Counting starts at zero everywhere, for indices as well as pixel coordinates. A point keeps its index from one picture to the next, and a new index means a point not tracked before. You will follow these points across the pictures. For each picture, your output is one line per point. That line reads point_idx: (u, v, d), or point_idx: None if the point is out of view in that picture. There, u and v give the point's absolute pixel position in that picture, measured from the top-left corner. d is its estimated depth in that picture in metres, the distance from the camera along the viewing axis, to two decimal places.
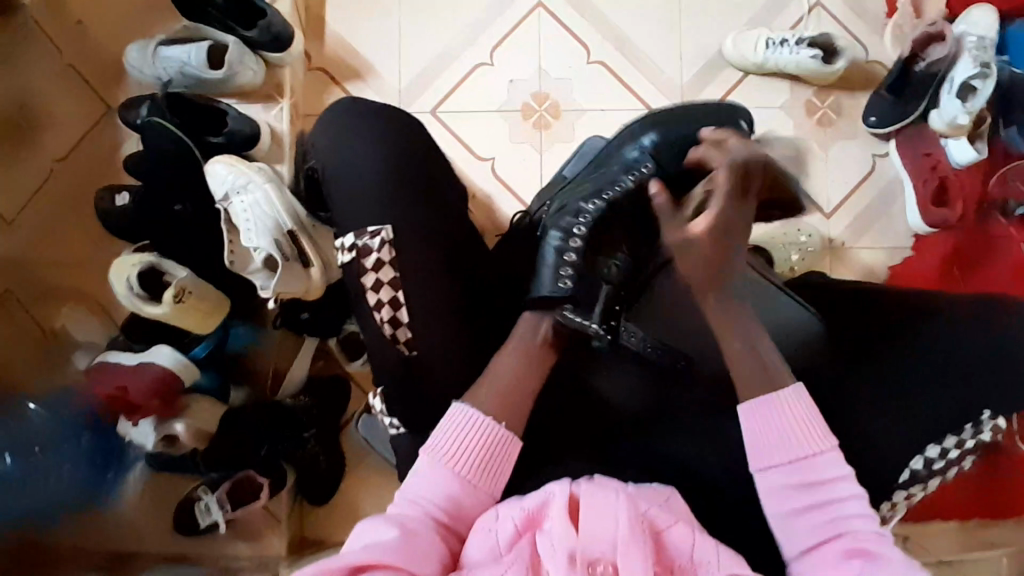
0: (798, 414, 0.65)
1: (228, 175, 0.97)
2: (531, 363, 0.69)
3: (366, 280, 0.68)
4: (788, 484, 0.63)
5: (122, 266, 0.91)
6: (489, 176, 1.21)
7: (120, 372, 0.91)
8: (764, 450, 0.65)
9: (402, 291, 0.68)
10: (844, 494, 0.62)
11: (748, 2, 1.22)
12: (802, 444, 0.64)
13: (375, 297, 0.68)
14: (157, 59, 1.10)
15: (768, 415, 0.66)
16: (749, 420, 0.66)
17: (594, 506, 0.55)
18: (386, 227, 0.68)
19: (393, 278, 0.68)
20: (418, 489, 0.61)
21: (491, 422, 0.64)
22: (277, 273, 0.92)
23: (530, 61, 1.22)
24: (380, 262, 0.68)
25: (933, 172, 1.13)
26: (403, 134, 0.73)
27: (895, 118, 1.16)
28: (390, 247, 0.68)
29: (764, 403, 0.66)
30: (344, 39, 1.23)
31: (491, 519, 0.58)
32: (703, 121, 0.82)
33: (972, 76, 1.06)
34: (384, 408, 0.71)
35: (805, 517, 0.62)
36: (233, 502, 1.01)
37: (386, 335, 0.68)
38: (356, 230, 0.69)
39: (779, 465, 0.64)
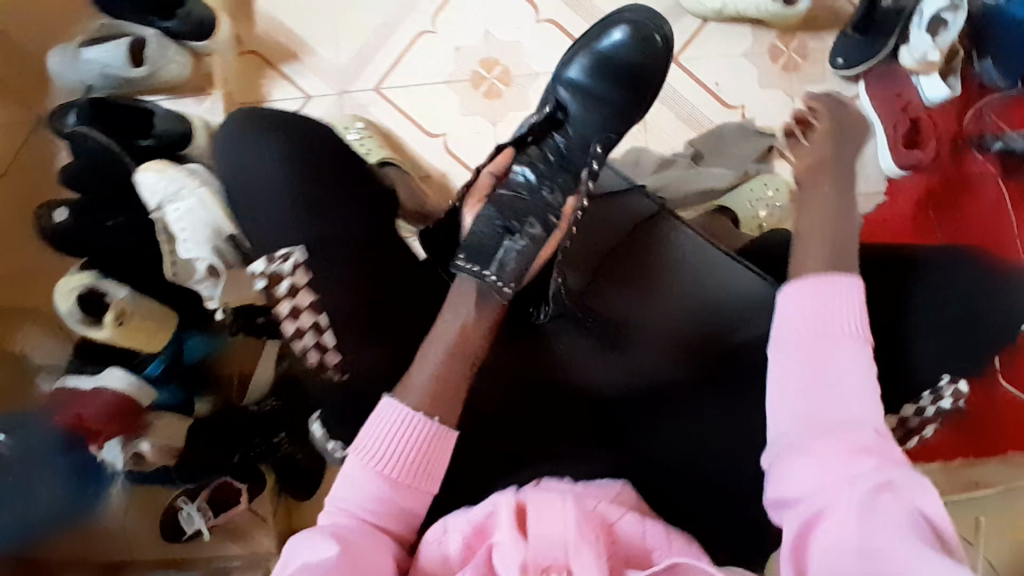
0: (847, 304, 0.59)
1: (159, 181, 0.91)
2: (460, 351, 0.63)
3: (283, 306, 0.65)
4: (796, 371, 0.57)
5: (62, 289, 0.86)
6: (442, 153, 1.15)
7: (76, 397, 0.88)
8: (792, 340, 0.58)
9: (322, 313, 0.65)
10: (866, 390, 0.56)
11: None
12: (837, 326, 0.58)
13: (295, 324, 0.65)
14: (79, 62, 1.01)
15: (806, 301, 0.60)
16: (788, 295, 0.60)
17: (540, 508, 0.55)
18: (298, 248, 0.65)
19: (312, 301, 0.65)
20: (345, 495, 0.56)
21: (420, 418, 0.58)
22: (223, 280, 0.89)
23: (475, 23, 1.15)
24: (295, 288, 0.65)
25: (904, 113, 1.08)
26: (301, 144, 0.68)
27: (863, 58, 1.09)
28: (304, 270, 0.65)
29: (817, 282, 0.60)
30: (276, 17, 1.16)
31: (437, 530, 0.56)
32: (636, 40, 0.77)
33: (942, 9, 1.02)
34: (327, 430, 0.67)
35: (804, 413, 0.56)
36: (215, 509, 1.03)
37: (313, 360, 0.66)
38: (265, 256, 0.66)
39: (805, 343, 0.58)
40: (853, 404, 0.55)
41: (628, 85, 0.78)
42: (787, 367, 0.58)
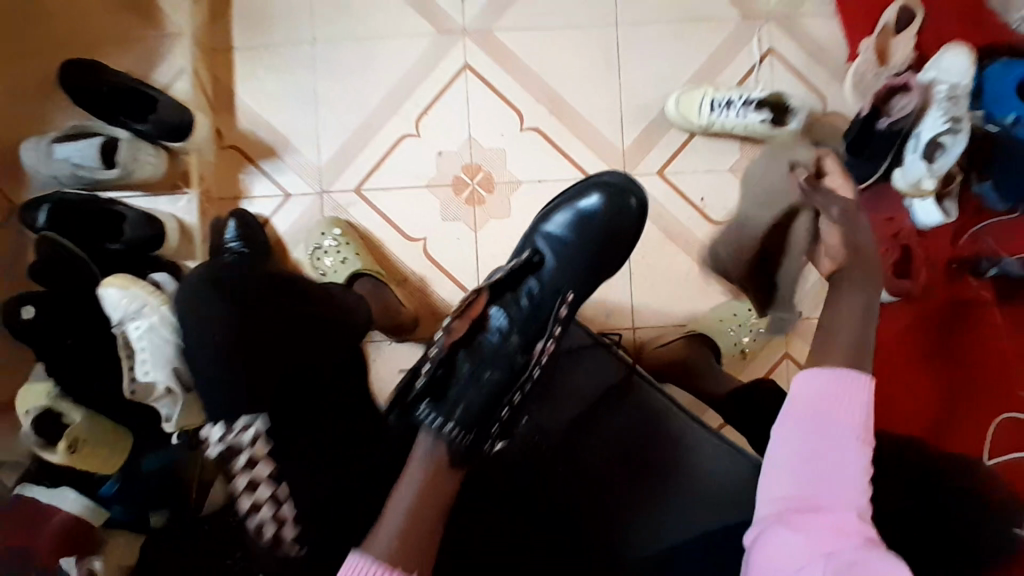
0: (855, 392, 0.68)
1: (122, 299, 0.90)
2: (429, 495, 0.63)
3: (239, 479, 0.67)
4: (802, 424, 0.67)
5: (24, 401, 0.88)
6: (420, 257, 1.13)
7: (22, 521, 0.87)
8: (804, 401, 0.68)
9: (279, 487, 0.68)
10: (851, 462, 0.65)
11: (692, 53, 1.12)
12: (833, 410, 0.67)
13: (251, 496, 0.67)
14: (52, 159, 1.01)
15: (831, 393, 0.67)
16: (808, 376, 0.69)
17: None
18: (256, 421, 0.68)
19: (271, 472, 0.68)
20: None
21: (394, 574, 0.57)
22: (180, 404, 0.88)
23: (459, 128, 1.13)
24: (253, 459, 0.68)
25: (894, 240, 1.06)
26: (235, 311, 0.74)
27: (859, 178, 1.07)
28: (263, 443, 0.68)
29: (841, 374, 0.68)
30: (259, 113, 1.14)
31: None
32: (605, 214, 0.83)
33: (941, 132, 0.99)
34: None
35: (797, 457, 0.66)
36: None
37: (266, 535, 0.68)
38: (223, 424, 0.69)
39: (795, 419, 0.67)
40: (847, 464, 0.65)
41: (601, 250, 0.82)
42: (793, 422, 0.67)
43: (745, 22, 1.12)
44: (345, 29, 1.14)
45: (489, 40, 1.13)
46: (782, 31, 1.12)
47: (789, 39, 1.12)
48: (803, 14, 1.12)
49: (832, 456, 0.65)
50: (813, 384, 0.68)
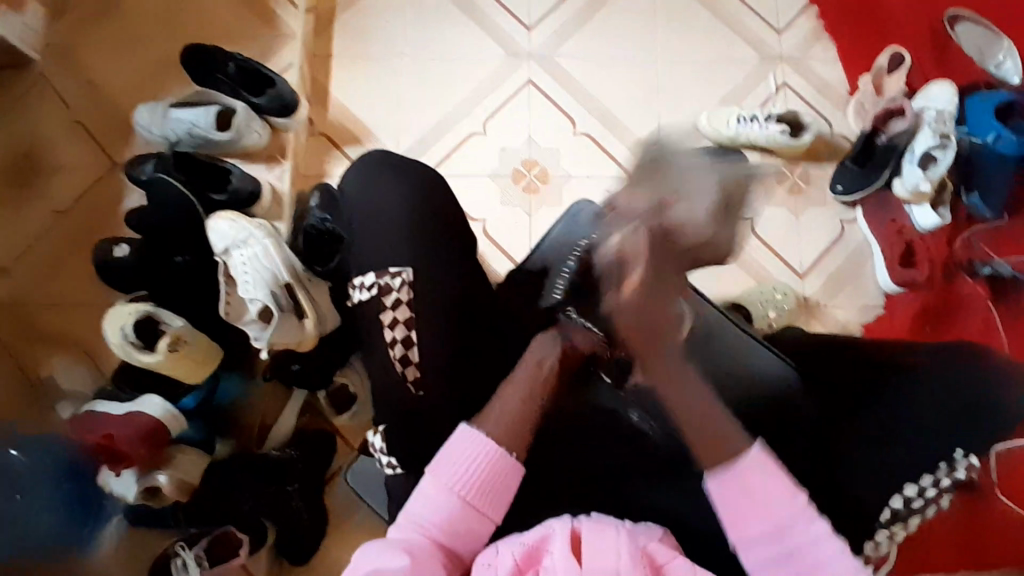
0: (751, 471, 0.66)
1: (230, 230, 1.00)
2: (532, 392, 0.72)
3: (384, 317, 0.74)
4: (761, 539, 0.65)
5: (118, 315, 0.93)
6: (480, 235, 1.26)
7: (106, 421, 0.92)
8: (740, 518, 0.66)
9: (416, 331, 0.74)
10: (817, 536, 0.64)
11: (719, 82, 1.33)
12: (771, 512, 0.65)
13: (391, 334, 0.74)
14: (167, 120, 1.15)
15: (740, 485, 0.66)
16: (715, 491, 0.67)
17: (596, 545, 0.59)
18: (406, 269, 0.76)
19: (408, 317, 0.74)
20: (423, 514, 0.65)
21: (502, 450, 0.67)
22: (273, 323, 0.95)
23: (520, 130, 1.31)
24: (398, 302, 0.74)
25: (899, 236, 1.21)
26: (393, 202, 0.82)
27: (860, 186, 1.24)
28: (408, 288, 0.75)
29: (728, 474, 0.66)
30: (347, 106, 1.31)
31: (490, 555, 0.61)
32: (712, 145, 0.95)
33: (931, 147, 1.15)
34: (385, 445, 0.74)
35: (775, 568, 0.64)
36: (211, 559, 0.98)
37: (396, 372, 0.73)
38: (377, 270, 0.76)
39: (753, 536, 0.65)
40: (809, 545, 0.64)
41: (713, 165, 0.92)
42: (756, 549, 0.65)
43: (763, 61, 1.35)
44: (429, 45, 1.34)
45: (549, 63, 1.34)
46: (794, 70, 1.34)
47: (800, 76, 1.34)
48: (811, 58, 1.35)
49: (802, 553, 0.64)
50: (727, 506, 0.66)
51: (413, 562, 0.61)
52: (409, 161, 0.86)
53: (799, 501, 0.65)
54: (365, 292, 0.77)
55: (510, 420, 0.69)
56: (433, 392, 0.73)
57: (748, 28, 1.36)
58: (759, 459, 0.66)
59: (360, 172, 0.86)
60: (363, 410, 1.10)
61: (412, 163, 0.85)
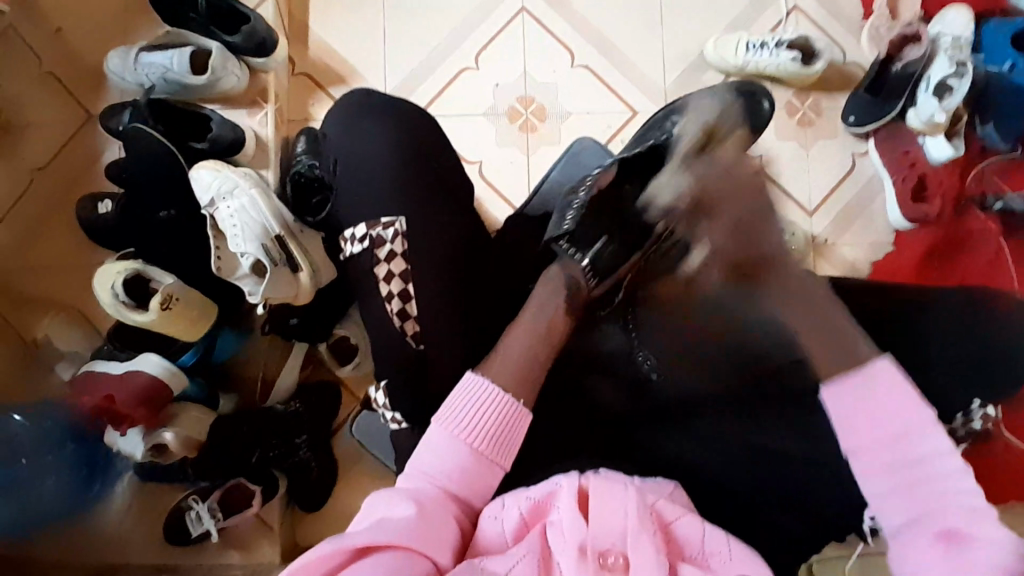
0: (887, 383, 0.62)
1: (214, 180, 0.96)
2: (537, 339, 0.73)
3: (378, 270, 0.72)
4: (879, 449, 0.61)
5: (106, 274, 0.90)
6: (477, 178, 1.21)
7: (107, 379, 0.91)
8: (858, 423, 0.62)
9: (412, 284, 0.71)
10: (951, 472, 0.59)
11: (726, 6, 1.25)
12: (898, 421, 0.61)
13: (387, 288, 0.72)
14: (139, 65, 1.08)
15: (865, 394, 0.63)
16: (832, 393, 0.64)
17: (603, 501, 0.59)
18: (401, 219, 0.74)
19: (404, 270, 0.72)
20: (431, 462, 0.63)
21: (510, 397, 0.66)
22: (266, 278, 0.92)
23: (515, 64, 1.23)
24: (392, 253, 0.72)
25: (912, 169, 1.15)
26: (396, 133, 0.78)
27: (874, 117, 1.18)
28: (402, 240, 0.73)
29: (852, 381, 0.63)
30: (329, 43, 1.23)
31: (496, 508, 0.61)
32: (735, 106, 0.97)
33: (947, 75, 1.10)
34: (389, 402, 0.72)
35: (893, 476, 0.60)
36: (225, 510, 1.00)
37: (395, 326, 0.71)
38: (369, 222, 0.74)
39: (876, 442, 0.61)
40: (932, 452, 0.60)
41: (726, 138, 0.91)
42: (871, 457, 0.61)
43: None
44: None
45: None
46: None
47: None
48: None
49: (923, 470, 0.59)
50: (841, 411, 0.63)
51: (420, 510, 0.59)
52: (395, 101, 0.81)
53: (925, 416, 0.61)
54: (356, 247, 0.74)
55: (517, 373, 0.69)
56: (433, 348, 0.71)
57: None
58: (887, 372, 0.63)
59: (338, 116, 0.82)
60: (365, 360, 1.08)
61: (397, 106, 0.80)
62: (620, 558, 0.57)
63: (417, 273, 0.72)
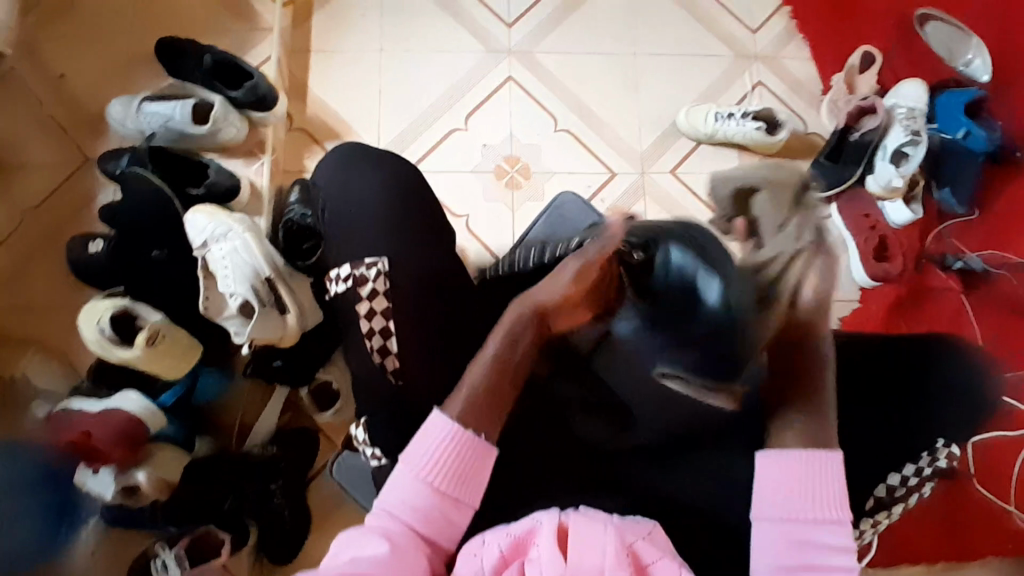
0: (823, 472, 0.67)
1: (208, 224, 0.98)
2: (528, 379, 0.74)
3: (361, 307, 0.73)
4: (783, 519, 0.66)
5: (94, 310, 0.90)
6: (463, 231, 1.25)
7: (83, 418, 0.89)
8: (772, 493, 0.68)
9: (393, 321, 0.73)
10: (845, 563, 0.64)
11: (697, 80, 1.36)
12: (818, 506, 0.66)
13: (368, 325, 0.73)
14: (141, 114, 1.12)
15: (792, 467, 0.68)
16: (762, 462, 0.69)
17: (582, 539, 0.59)
18: (383, 259, 0.75)
19: (386, 308, 0.73)
20: (398, 498, 0.64)
21: (472, 435, 0.66)
22: (254, 319, 0.94)
23: (501, 126, 1.31)
24: (374, 292, 0.73)
25: (873, 231, 1.20)
26: (395, 177, 0.81)
27: (837, 182, 1.25)
28: (385, 279, 0.74)
29: (787, 454, 0.69)
30: (326, 102, 1.30)
31: (476, 544, 0.62)
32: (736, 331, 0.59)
33: (903, 143, 1.19)
34: (367, 436, 0.72)
35: (790, 559, 0.65)
36: (192, 559, 0.95)
37: (375, 362, 0.72)
38: (353, 261, 0.75)
39: (783, 513, 0.66)
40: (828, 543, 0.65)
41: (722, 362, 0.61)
42: (773, 526, 0.66)
43: (739, 60, 1.37)
44: (408, 42, 1.34)
45: (530, 60, 1.35)
46: (768, 69, 1.37)
47: (774, 76, 1.37)
48: (784, 58, 1.38)
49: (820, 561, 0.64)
50: (777, 474, 0.68)
51: (390, 549, 0.60)
52: (395, 154, 0.84)
53: (837, 510, 0.66)
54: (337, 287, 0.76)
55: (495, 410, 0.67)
56: (415, 380, 0.72)
57: (724, 28, 1.39)
58: (829, 464, 0.68)
59: (340, 157, 0.84)
60: (345, 406, 1.08)
61: (396, 154, 0.83)
62: None
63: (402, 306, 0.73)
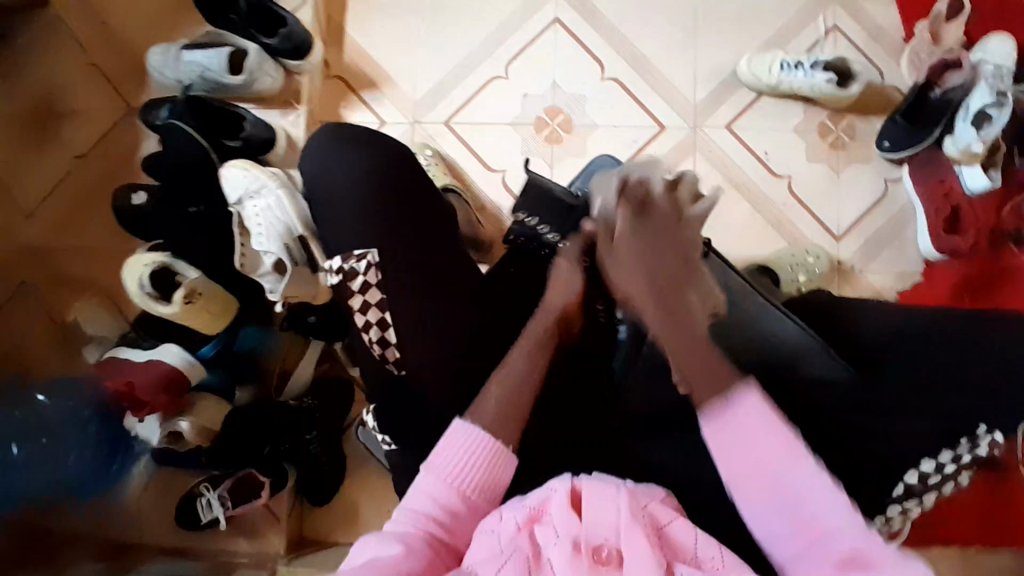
0: (750, 423, 0.59)
1: (243, 178, 0.98)
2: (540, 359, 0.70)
3: (354, 302, 0.72)
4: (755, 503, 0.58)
5: (134, 264, 0.92)
6: (498, 187, 1.21)
7: (131, 367, 0.93)
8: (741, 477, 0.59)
9: (389, 312, 0.72)
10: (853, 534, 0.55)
11: (762, 24, 1.22)
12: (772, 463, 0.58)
13: (364, 318, 0.71)
14: (181, 63, 1.10)
15: (733, 437, 0.60)
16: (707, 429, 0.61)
17: (596, 499, 0.59)
18: (372, 250, 0.72)
19: (380, 300, 0.72)
20: (422, 505, 0.64)
21: (502, 446, 0.66)
22: (287, 276, 0.95)
23: (544, 75, 1.23)
24: (367, 284, 0.72)
25: (946, 200, 1.11)
26: (383, 155, 0.76)
27: (908, 144, 1.14)
28: (376, 270, 0.72)
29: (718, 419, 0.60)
30: (362, 47, 1.25)
31: (494, 521, 0.62)
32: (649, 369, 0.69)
33: (986, 105, 1.03)
34: (378, 424, 0.75)
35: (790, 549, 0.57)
36: (234, 499, 1.03)
37: (375, 355, 0.71)
38: (342, 254, 0.73)
39: (747, 477, 0.59)
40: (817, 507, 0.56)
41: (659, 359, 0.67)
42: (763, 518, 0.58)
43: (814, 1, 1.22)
44: None
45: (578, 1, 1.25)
46: (847, 11, 1.22)
47: (853, 18, 1.22)
48: None
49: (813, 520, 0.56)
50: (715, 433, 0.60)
51: (406, 550, 0.59)
52: (382, 132, 0.78)
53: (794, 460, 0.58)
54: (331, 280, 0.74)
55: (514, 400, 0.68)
56: (434, 356, 0.71)
57: None
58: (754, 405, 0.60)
59: (325, 138, 0.78)
60: None
61: (382, 134, 0.78)
62: (613, 552, 0.57)
63: (424, 279, 0.73)
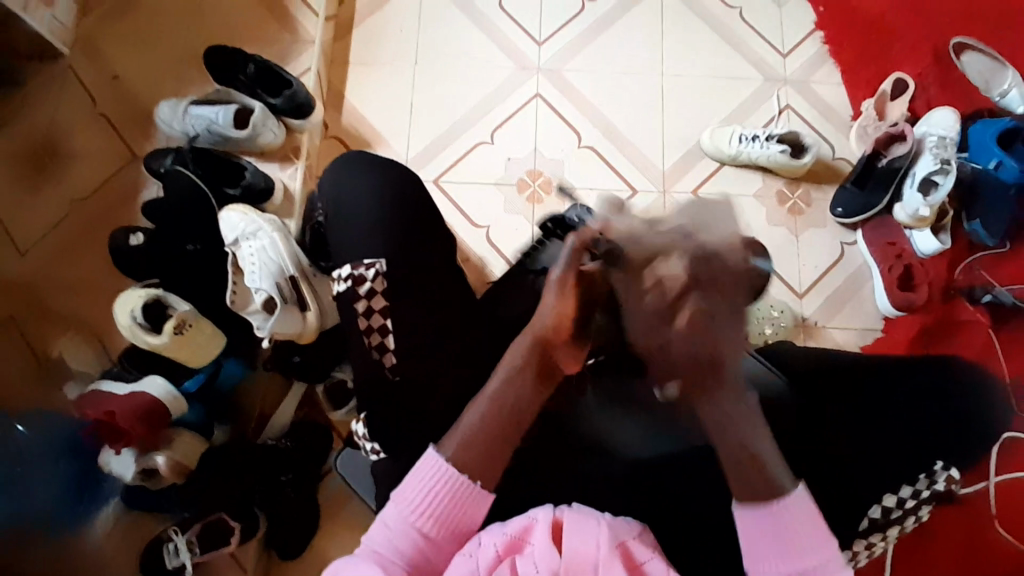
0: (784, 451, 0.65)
1: (241, 221, 1.04)
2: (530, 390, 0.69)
3: (359, 307, 0.76)
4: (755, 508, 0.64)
5: (127, 300, 0.96)
6: (483, 241, 1.28)
7: (109, 399, 0.94)
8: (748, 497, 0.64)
9: (392, 319, 0.76)
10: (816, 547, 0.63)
11: (721, 102, 1.36)
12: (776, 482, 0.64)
13: (366, 322, 0.76)
14: (187, 116, 1.19)
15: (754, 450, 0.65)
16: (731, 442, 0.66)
17: (577, 532, 0.61)
18: (380, 260, 0.77)
19: (384, 307, 0.76)
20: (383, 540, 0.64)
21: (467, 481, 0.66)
22: (276, 314, 0.97)
23: (527, 141, 1.35)
24: (373, 291, 0.76)
25: (898, 259, 1.21)
26: (395, 182, 0.83)
27: (860, 209, 1.25)
28: (382, 279, 0.77)
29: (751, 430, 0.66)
30: (360, 111, 1.35)
31: (472, 546, 0.63)
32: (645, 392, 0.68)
33: (932, 172, 1.16)
34: (366, 432, 0.75)
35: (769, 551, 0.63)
36: (202, 545, 1.00)
37: (373, 357, 0.75)
38: (353, 262, 0.78)
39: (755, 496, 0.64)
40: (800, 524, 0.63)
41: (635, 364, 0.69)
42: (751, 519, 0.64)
43: (767, 84, 1.37)
44: (440, 56, 1.39)
45: (558, 77, 1.38)
46: (797, 92, 1.37)
47: (803, 99, 1.36)
48: (814, 82, 1.38)
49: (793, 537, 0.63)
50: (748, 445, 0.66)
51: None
52: (387, 160, 0.86)
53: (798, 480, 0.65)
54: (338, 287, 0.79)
55: (495, 428, 0.67)
56: (416, 378, 0.74)
57: (752, 50, 1.39)
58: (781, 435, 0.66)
59: (332, 173, 0.87)
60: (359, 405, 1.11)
61: (383, 162, 0.86)
62: None
63: (409, 306, 0.76)
